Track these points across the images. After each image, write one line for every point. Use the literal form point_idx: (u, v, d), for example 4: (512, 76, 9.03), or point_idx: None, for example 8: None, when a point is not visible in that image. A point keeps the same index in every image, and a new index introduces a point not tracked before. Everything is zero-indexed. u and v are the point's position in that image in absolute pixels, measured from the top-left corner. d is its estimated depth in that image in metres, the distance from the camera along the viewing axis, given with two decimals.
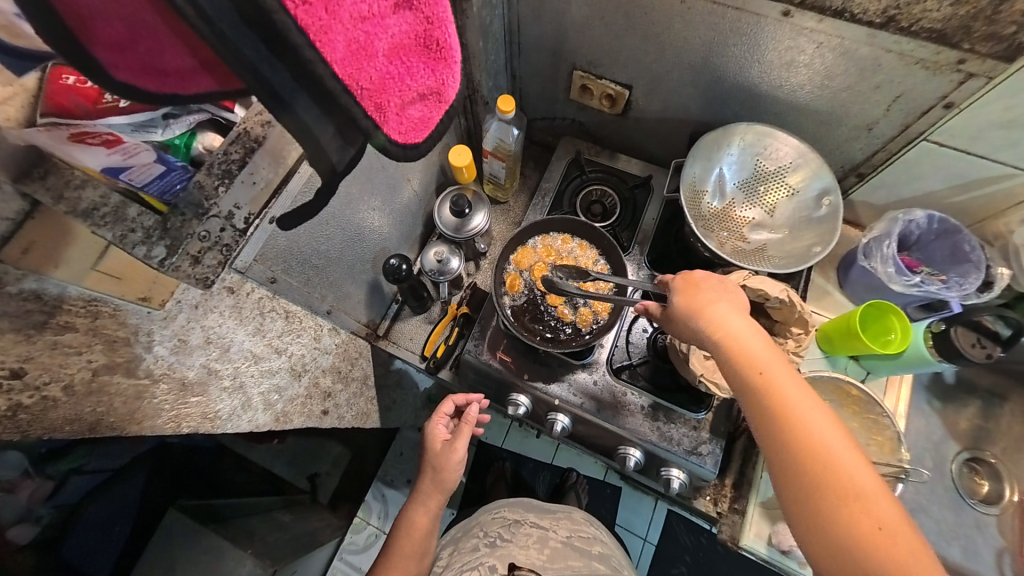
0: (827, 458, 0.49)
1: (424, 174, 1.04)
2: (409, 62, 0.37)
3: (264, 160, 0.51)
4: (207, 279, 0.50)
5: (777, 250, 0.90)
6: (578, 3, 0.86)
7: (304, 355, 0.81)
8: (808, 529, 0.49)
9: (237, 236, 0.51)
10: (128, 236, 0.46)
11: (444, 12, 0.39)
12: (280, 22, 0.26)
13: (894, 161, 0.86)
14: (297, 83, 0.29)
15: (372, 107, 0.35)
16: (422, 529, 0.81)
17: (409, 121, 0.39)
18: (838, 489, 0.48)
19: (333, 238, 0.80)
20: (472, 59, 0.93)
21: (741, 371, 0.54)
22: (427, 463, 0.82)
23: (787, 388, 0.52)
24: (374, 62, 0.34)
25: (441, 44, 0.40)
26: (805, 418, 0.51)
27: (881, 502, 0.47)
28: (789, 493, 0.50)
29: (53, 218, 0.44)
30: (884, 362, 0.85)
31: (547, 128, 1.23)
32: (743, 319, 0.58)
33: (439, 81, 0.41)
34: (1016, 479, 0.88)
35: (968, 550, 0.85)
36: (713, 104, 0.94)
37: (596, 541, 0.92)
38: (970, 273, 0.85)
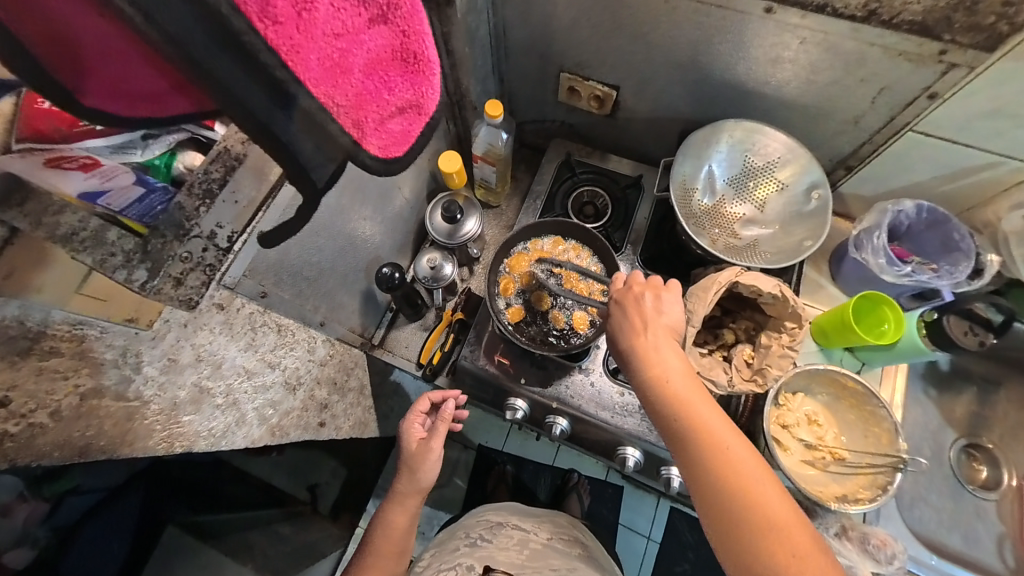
0: (735, 475, 0.51)
1: (414, 180, 1.05)
2: (387, 77, 0.37)
3: (246, 177, 0.50)
4: (190, 300, 0.48)
5: (769, 246, 0.90)
6: (565, 7, 0.87)
7: (299, 368, 0.80)
8: (719, 536, 0.51)
9: (221, 254, 0.50)
10: (108, 260, 0.45)
11: (422, 24, 0.38)
12: (251, 43, 0.26)
13: (880, 153, 0.86)
14: (273, 101, 0.29)
15: (350, 123, 0.35)
16: (400, 528, 0.78)
17: (390, 135, 0.39)
18: (752, 511, 0.50)
19: (324, 249, 0.81)
20: (459, 64, 0.95)
21: (664, 395, 0.56)
22: (402, 463, 0.78)
23: (702, 405, 0.55)
24: (350, 77, 0.33)
25: (418, 56, 0.38)
26: (717, 434, 0.53)
27: (786, 514, 0.50)
28: (703, 502, 0.52)
29: (33, 246, 0.46)
30: (878, 354, 0.83)
31: (537, 130, 1.25)
32: (668, 338, 0.60)
33: (419, 94, 0.40)
34: (1016, 464, 0.89)
35: (969, 537, 0.85)
36: (699, 101, 0.95)
37: (579, 544, 0.89)
38: (960, 262, 0.84)
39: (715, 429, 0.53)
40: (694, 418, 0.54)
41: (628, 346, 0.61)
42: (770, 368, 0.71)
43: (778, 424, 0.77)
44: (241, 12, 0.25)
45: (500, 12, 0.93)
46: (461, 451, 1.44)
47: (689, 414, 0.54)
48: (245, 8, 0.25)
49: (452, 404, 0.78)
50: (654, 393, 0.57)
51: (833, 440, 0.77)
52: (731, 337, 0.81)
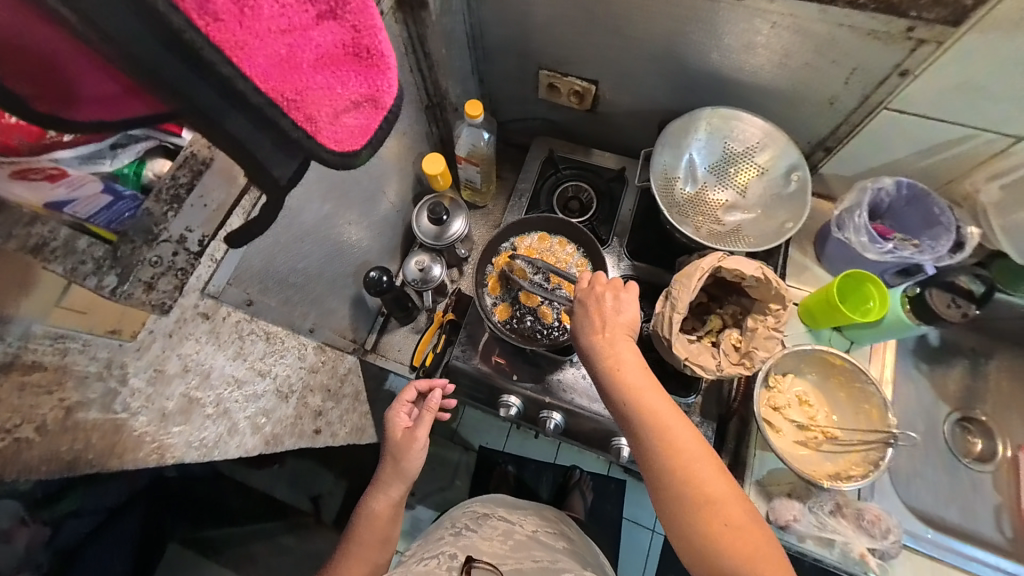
0: (685, 468, 0.53)
1: (399, 184, 1.07)
2: (338, 72, 0.37)
3: (215, 181, 0.53)
4: (163, 304, 0.53)
5: (752, 230, 0.91)
6: (540, 5, 0.89)
7: (290, 376, 0.81)
8: (672, 527, 0.54)
9: (193, 257, 0.54)
10: (79, 267, 0.47)
11: (373, 18, 0.38)
12: (192, 41, 0.26)
13: (857, 132, 0.86)
14: (222, 97, 0.30)
15: (301, 118, 0.34)
16: (384, 518, 0.75)
17: (346, 129, 0.38)
18: (701, 503, 0.52)
19: (310, 255, 0.82)
20: (436, 66, 0.98)
21: (620, 394, 0.58)
22: (388, 452, 0.77)
23: (655, 402, 0.57)
24: (299, 71, 0.33)
25: (371, 51, 0.38)
26: (669, 430, 0.55)
27: (734, 505, 0.52)
28: (657, 495, 0.55)
29: (18, 261, 0.44)
30: (864, 332, 0.83)
31: (521, 128, 1.27)
32: (625, 338, 0.62)
33: (373, 88, 0.39)
34: (1010, 435, 0.89)
35: (966, 511, 0.84)
36: (676, 92, 0.97)
37: (563, 537, 0.85)
38: (942, 236, 0.84)
39: (668, 426, 0.55)
40: (647, 416, 0.56)
41: (586, 346, 0.62)
42: (757, 351, 0.72)
43: (769, 405, 0.77)
44: (179, 10, 0.25)
45: (476, 12, 0.97)
46: (462, 453, 1.44)
47: (643, 412, 0.56)
48: (183, 6, 0.25)
49: (439, 393, 0.77)
50: (611, 391, 0.59)
51: (824, 420, 0.77)
52: (719, 322, 0.81)
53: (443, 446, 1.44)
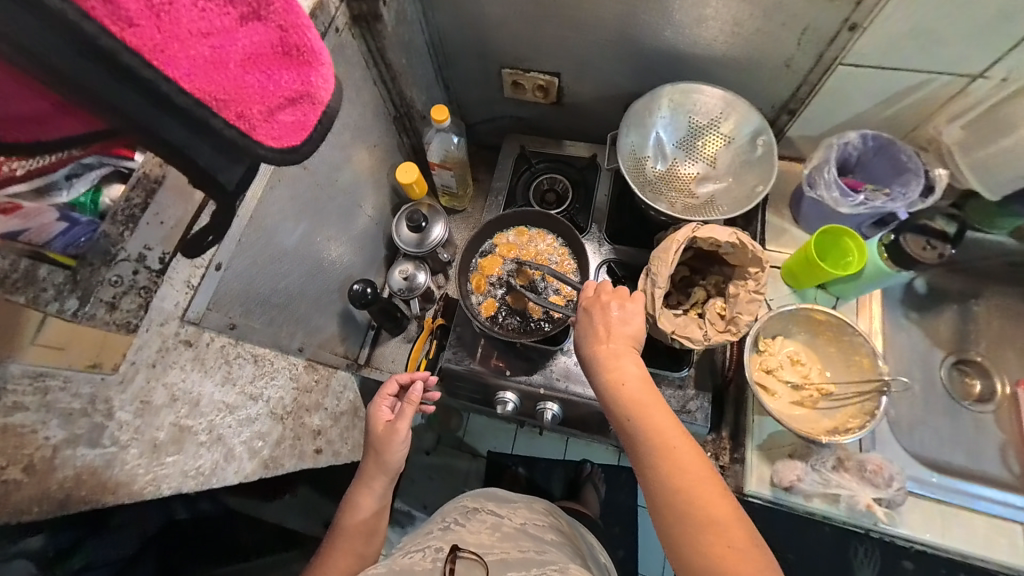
0: (683, 476, 0.53)
1: (375, 197, 1.07)
2: (269, 71, 0.38)
3: (168, 198, 0.53)
4: (128, 323, 0.52)
5: (725, 199, 0.91)
6: (493, 5, 0.91)
7: (284, 398, 0.81)
8: (668, 538, 0.53)
9: (154, 275, 0.55)
10: (40, 296, 0.45)
11: (302, 17, 0.38)
12: (109, 47, 0.28)
13: (817, 92, 0.87)
14: (154, 106, 0.32)
15: (233, 116, 0.36)
16: (368, 513, 0.74)
17: (282, 125, 0.39)
18: (697, 513, 0.51)
19: (290, 275, 0.82)
20: (399, 76, 0.99)
21: (621, 401, 0.59)
22: (370, 447, 0.76)
23: (657, 410, 0.57)
24: (226, 71, 0.34)
25: (301, 48, 0.38)
26: (669, 436, 0.55)
27: (731, 517, 0.51)
28: (654, 503, 0.54)
29: (5, 306, 0.43)
30: (849, 286, 0.84)
31: (491, 129, 1.29)
32: (627, 348, 0.63)
33: (308, 85, 0.40)
34: (1007, 373, 0.89)
35: (973, 453, 0.84)
36: (636, 75, 0.98)
37: (552, 529, 0.81)
38: (911, 181, 0.84)
39: (667, 432, 0.56)
40: (647, 422, 0.57)
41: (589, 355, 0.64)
42: (741, 315, 0.72)
43: (761, 368, 0.77)
44: (92, 18, 0.27)
45: (431, 19, 0.98)
46: (471, 460, 1.43)
47: (643, 418, 0.57)
48: (96, 13, 0.27)
49: (420, 385, 0.76)
50: (612, 397, 0.60)
51: (819, 377, 0.77)
52: (702, 294, 0.81)
53: (451, 456, 1.44)
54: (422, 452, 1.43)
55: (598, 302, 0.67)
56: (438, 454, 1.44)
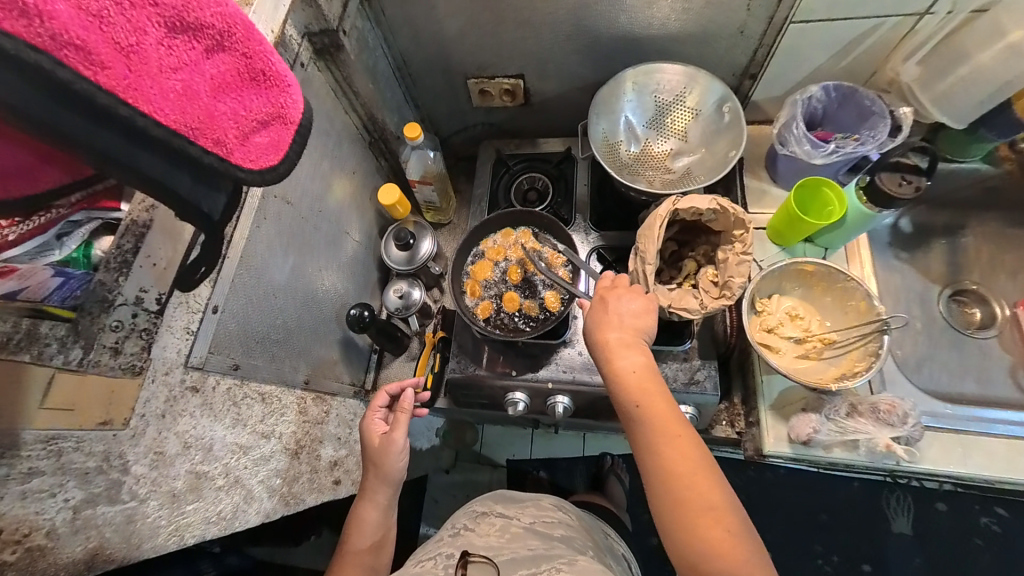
0: (684, 462, 0.54)
1: (360, 222, 1.08)
2: (239, 96, 0.40)
3: (159, 239, 0.53)
4: (133, 365, 0.53)
5: (701, 169, 0.93)
6: (450, 19, 0.93)
7: (295, 432, 0.82)
8: (664, 521, 0.54)
9: (152, 316, 0.55)
10: (45, 351, 0.46)
11: (263, 44, 0.41)
12: (84, 90, 0.30)
13: (774, 54, 0.89)
14: (129, 141, 0.34)
15: (209, 142, 0.38)
16: (372, 523, 0.78)
17: (258, 147, 0.42)
18: (695, 499, 0.52)
19: (286, 309, 0.83)
20: (367, 101, 1.01)
21: (626, 389, 0.60)
22: (368, 461, 0.80)
23: (662, 399, 0.58)
24: (198, 101, 0.37)
25: (267, 73, 0.42)
26: (673, 424, 0.56)
27: (726, 506, 0.52)
28: (652, 487, 0.55)
29: (12, 366, 0.43)
30: (835, 234, 0.85)
31: (465, 140, 1.30)
32: (633, 338, 0.63)
33: (277, 106, 0.43)
34: (1001, 296, 0.91)
35: (981, 381, 0.85)
36: (597, 65, 1.00)
37: (562, 523, 0.79)
38: (878, 124, 0.86)
39: (671, 421, 0.57)
40: (650, 410, 0.57)
41: (595, 344, 0.64)
42: (733, 279, 0.72)
43: (762, 328, 0.78)
44: (65, 64, 0.29)
45: (391, 41, 1.00)
46: (492, 471, 1.43)
47: (647, 406, 0.58)
48: (68, 60, 0.29)
49: (409, 393, 0.80)
50: (616, 385, 0.60)
51: (819, 327, 0.78)
52: (694, 265, 0.82)
53: (471, 470, 1.43)
54: (442, 470, 1.43)
55: (607, 294, 0.67)
56: (458, 471, 1.43)
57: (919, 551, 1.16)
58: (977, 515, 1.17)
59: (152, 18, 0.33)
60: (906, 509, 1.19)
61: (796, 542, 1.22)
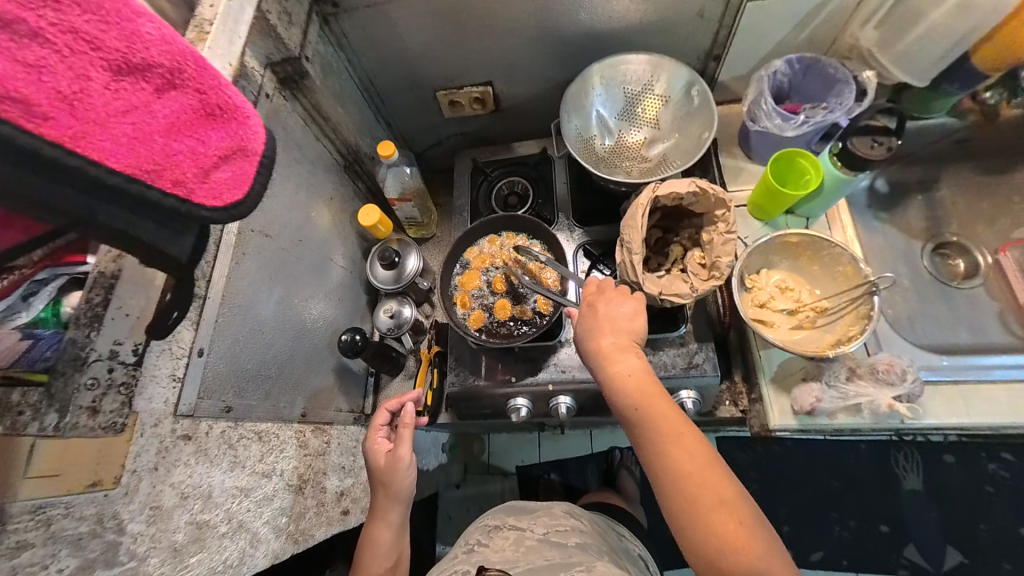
0: (691, 461, 0.53)
1: (343, 246, 1.06)
2: (197, 133, 0.39)
3: (129, 289, 0.52)
4: (115, 423, 0.51)
5: (677, 153, 0.93)
6: (413, 34, 0.93)
7: (297, 467, 0.80)
8: (678, 525, 0.52)
9: (130, 369, 0.53)
10: (18, 420, 0.44)
11: (216, 77, 0.40)
12: (26, 144, 0.29)
13: (736, 33, 0.90)
14: (83, 193, 0.33)
15: (168, 184, 0.37)
16: (386, 543, 0.76)
17: (220, 183, 0.41)
18: (706, 498, 0.51)
19: (276, 343, 0.81)
20: (337, 124, 0.99)
21: (625, 394, 0.59)
22: (375, 482, 0.78)
23: (662, 400, 0.58)
24: (152, 143, 0.36)
25: (223, 107, 0.41)
26: (675, 423, 0.56)
27: (739, 502, 0.51)
28: (662, 490, 0.54)
29: None
30: (815, 202, 0.86)
31: (439, 152, 1.29)
32: (627, 342, 0.63)
33: (238, 139, 0.42)
34: (983, 245, 0.93)
35: (974, 330, 0.86)
36: (564, 63, 1.00)
37: (575, 530, 0.78)
38: (843, 90, 0.87)
39: (672, 420, 0.56)
40: (651, 411, 0.57)
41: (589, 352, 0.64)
42: (722, 258, 0.72)
43: (755, 304, 0.77)
44: (4, 119, 0.28)
45: (356, 61, 0.99)
46: (503, 480, 1.41)
47: (647, 408, 0.57)
48: (7, 115, 0.28)
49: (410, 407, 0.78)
50: (614, 390, 0.60)
51: (811, 297, 0.78)
52: (681, 250, 0.82)
53: (482, 482, 1.41)
54: (452, 485, 1.41)
55: (596, 300, 0.67)
56: (469, 484, 1.41)
57: (931, 505, 1.17)
58: (985, 463, 1.18)
59: (95, 63, 0.32)
60: (916, 465, 1.20)
61: (812, 511, 1.22)
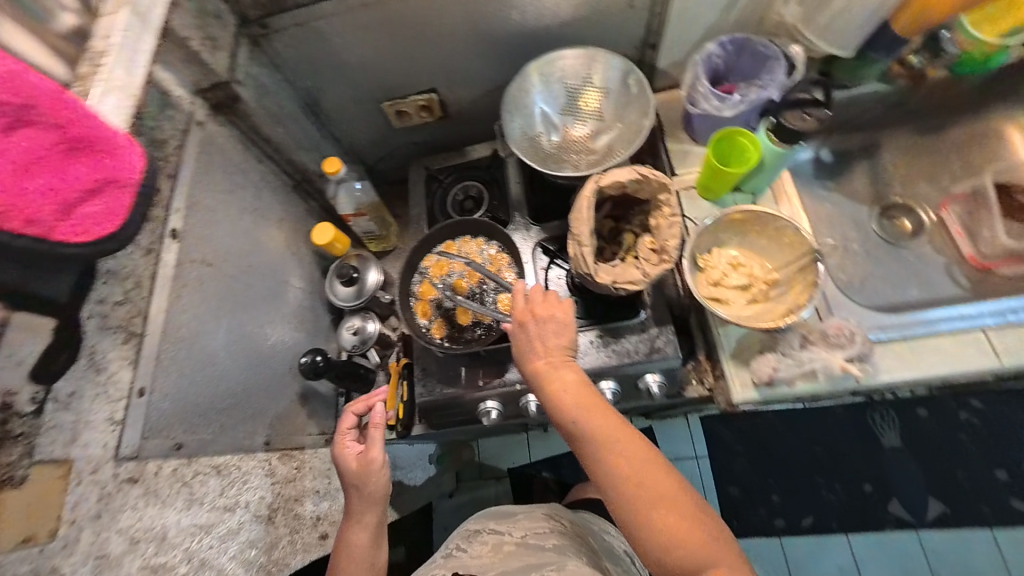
0: (635, 470, 0.53)
1: (301, 266, 1.04)
2: (57, 169, 0.40)
3: (17, 334, 0.49)
4: (16, 475, 0.48)
5: (623, 141, 0.93)
6: (348, 48, 0.92)
7: (265, 497, 0.77)
8: (633, 534, 0.52)
9: (33, 419, 0.50)
10: None
11: (78, 110, 0.41)
12: None
13: (666, 20, 0.91)
14: None
15: (23, 223, 0.38)
16: (364, 545, 0.74)
17: (86, 217, 0.42)
18: (655, 504, 0.51)
19: (232, 372, 0.78)
20: (281, 145, 0.98)
21: (564, 412, 0.58)
22: (348, 485, 0.76)
23: (600, 411, 0.57)
24: (3, 182, 0.37)
25: (86, 139, 0.41)
26: (616, 433, 0.55)
27: (686, 500, 0.52)
28: (613, 503, 0.53)
29: None
30: (759, 177, 0.87)
31: (395, 162, 1.28)
32: (561, 357, 0.62)
33: (106, 171, 0.43)
34: (924, 203, 0.96)
35: (923, 285, 0.90)
36: (504, 64, 1.00)
37: (554, 530, 0.77)
38: (775, 67, 0.89)
39: (612, 431, 0.56)
40: (590, 426, 0.56)
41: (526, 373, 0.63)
42: (669, 241, 0.72)
43: (708, 283, 0.77)
44: None
45: (294, 80, 0.98)
46: (496, 484, 1.39)
47: (587, 422, 0.57)
48: None
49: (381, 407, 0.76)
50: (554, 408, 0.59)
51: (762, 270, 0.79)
52: (632, 238, 0.82)
53: (475, 488, 1.40)
54: (445, 495, 1.39)
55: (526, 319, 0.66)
56: (463, 492, 1.40)
57: (911, 458, 1.21)
58: (957, 411, 1.21)
59: None
60: (893, 422, 1.23)
61: (798, 478, 1.24)
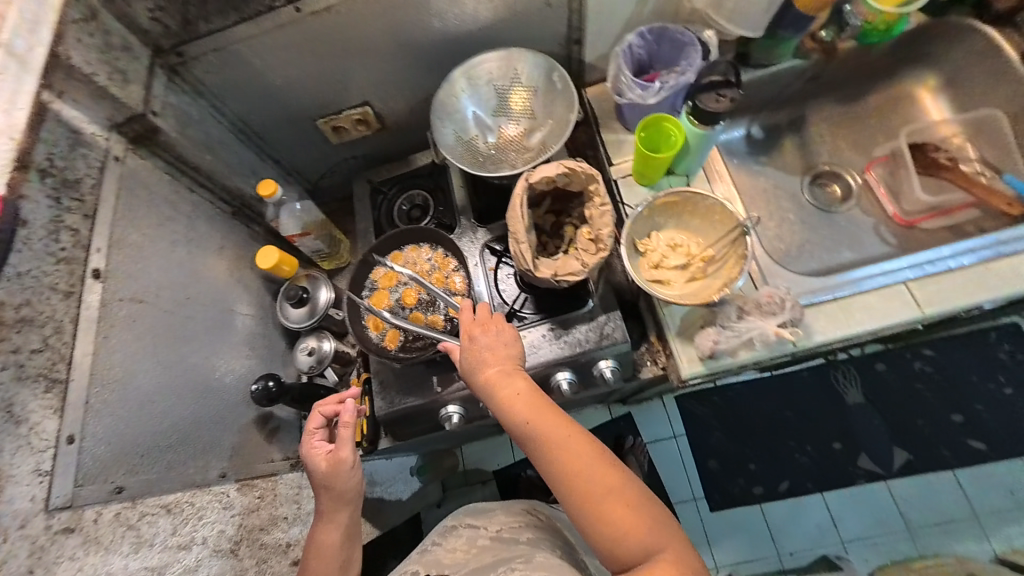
0: (580, 466, 0.57)
1: (250, 292, 1.02)
2: None
3: None
4: None
5: (555, 135, 0.94)
6: (270, 69, 0.91)
7: (224, 531, 0.75)
8: (580, 523, 0.56)
9: None
10: None
11: None
12: None
13: (585, 16, 0.93)
14: None
15: None
16: (333, 545, 0.73)
17: None
18: (598, 495, 0.55)
19: (178, 408, 0.76)
20: (213, 172, 0.96)
21: (513, 417, 0.61)
22: (317, 486, 0.74)
23: (546, 413, 0.61)
24: None
25: None
26: (561, 433, 0.59)
27: (626, 487, 0.56)
28: (562, 497, 0.57)
29: None
30: (690, 157, 0.90)
31: (341, 177, 1.27)
32: (508, 366, 0.65)
33: None
34: (850, 167, 1.01)
35: (855, 246, 0.94)
36: (433, 72, 1.01)
37: (526, 525, 0.77)
38: (691, 52, 0.91)
39: (558, 431, 0.59)
40: (537, 428, 0.60)
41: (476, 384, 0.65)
42: (602, 230, 0.73)
43: (650, 267, 0.80)
44: None
45: (220, 106, 0.96)
46: (483, 488, 1.37)
47: (534, 425, 0.60)
48: None
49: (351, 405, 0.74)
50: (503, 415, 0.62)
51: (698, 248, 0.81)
52: (573, 230, 0.83)
53: (462, 494, 1.37)
54: (433, 504, 1.36)
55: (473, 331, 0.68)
56: (451, 500, 1.36)
57: (875, 412, 1.25)
58: (912, 363, 1.26)
59: None
60: (854, 380, 1.27)
61: (772, 444, 1.27)
